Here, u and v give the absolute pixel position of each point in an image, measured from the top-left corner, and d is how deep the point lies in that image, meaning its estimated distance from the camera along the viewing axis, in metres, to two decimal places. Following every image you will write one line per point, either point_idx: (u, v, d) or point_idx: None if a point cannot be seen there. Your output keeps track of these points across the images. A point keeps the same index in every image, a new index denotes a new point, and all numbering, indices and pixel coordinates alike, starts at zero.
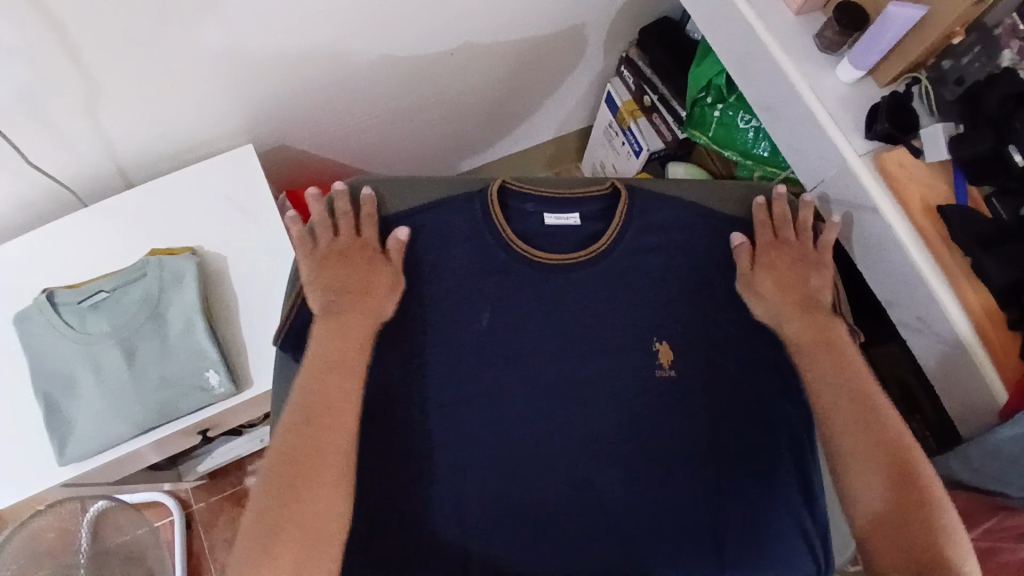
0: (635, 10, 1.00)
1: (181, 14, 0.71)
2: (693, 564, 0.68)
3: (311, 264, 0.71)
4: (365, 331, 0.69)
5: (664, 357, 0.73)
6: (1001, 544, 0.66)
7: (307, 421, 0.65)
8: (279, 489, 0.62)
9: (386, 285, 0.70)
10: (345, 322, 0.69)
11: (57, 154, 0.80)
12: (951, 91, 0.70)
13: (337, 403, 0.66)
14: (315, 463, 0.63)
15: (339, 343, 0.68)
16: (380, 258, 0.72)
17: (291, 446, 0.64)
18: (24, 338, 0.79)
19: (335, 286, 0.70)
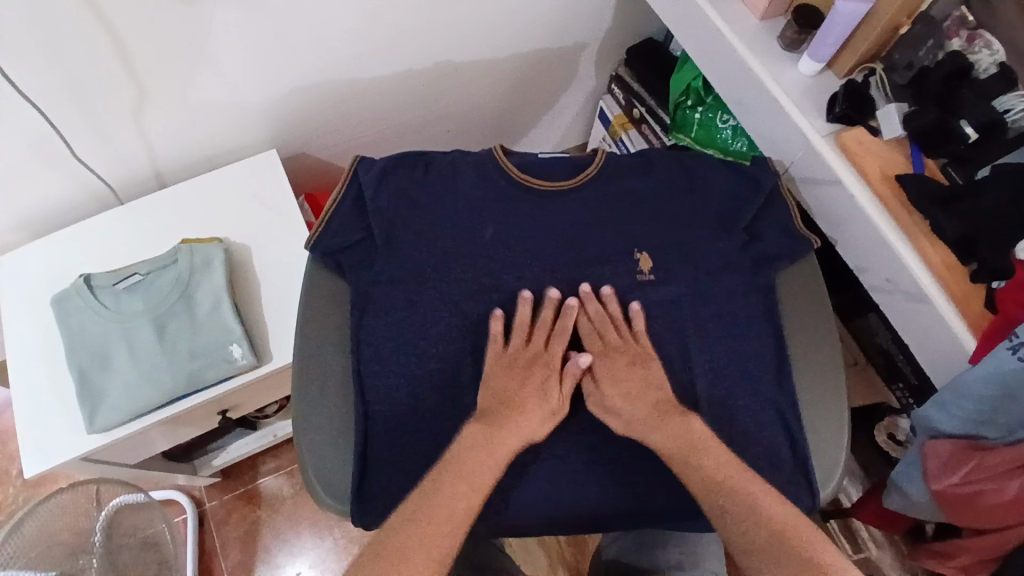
0: (622, 30, 1.14)
1: (224, 31, 0.81)
2: (673, 502, 0.75)
3: (494, 368, 0.75)
4: (507, 451, 0.69)
5: (644, 264, 0.81)
6: (985, 487, 0.71)
7: (453, 475, 0.65)
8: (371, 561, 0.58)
9: (536, 405, 0.74)
10: (491, 438, 0.69)
11: (103, 153, 0.89)
12: (903, 75, 0.80)
13: (484, 471, 0.66)
14: (434, 515, 0.62)
15: (480, 453, 0.67)
16: (558, 386, 0.75)
17: (411, 508, 0.62)
18: (62, 316, 0.85)
19: (498, 394, 0.74)
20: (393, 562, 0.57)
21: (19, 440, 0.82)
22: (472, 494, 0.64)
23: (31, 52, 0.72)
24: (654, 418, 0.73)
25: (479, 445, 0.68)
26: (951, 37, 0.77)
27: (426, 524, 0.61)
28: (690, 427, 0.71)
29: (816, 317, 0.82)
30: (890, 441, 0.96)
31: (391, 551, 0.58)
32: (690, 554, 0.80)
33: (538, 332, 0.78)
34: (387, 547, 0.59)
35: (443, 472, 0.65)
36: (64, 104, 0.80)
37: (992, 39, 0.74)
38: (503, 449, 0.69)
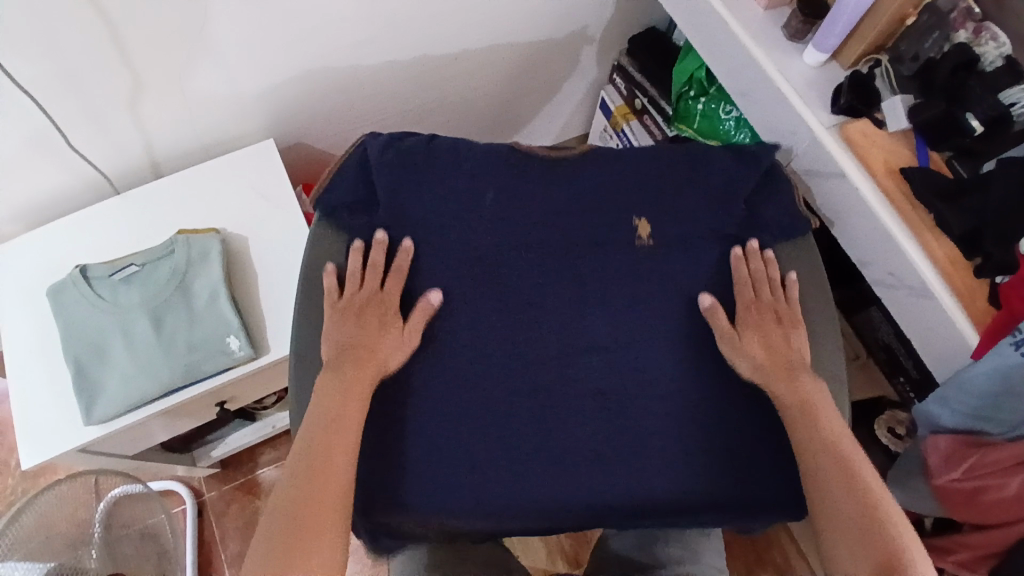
0: (625, 19, 1.13)
1: (220, 19, 0.79)
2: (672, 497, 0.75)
3: (336, 316, 0.75)
4: (364, 393, 0.71)
5: (642, 231, 0.78)
6: (987, 482, 0.71)
7: (325, 447, 0.67)
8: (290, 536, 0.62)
9: (393, 343, 0.73)
10: (348, 388, 0.70)
11: (99, 143, 0.88)
12: (909, 67, 0.78)
13: (342, 460, 0.66)
14: (318, 496, 0.64)
15: (337, 421, 0.68)
16: (405, 321, 0.75)
17: (297, 485, 0.65)
18: (58, 308, 0.84)
19: (347, 344, 0.73)
20: (286, 541, 0.62)
21: (16, 431, 0.82)
22: (339, 464, 0.66)
23: (26, 40, 0.71)
24: (777, 366, 0.74)
25: (342, 425, 0.68)
26: (957, 28, 0.75)
27: (297, 515, 0.63)
28: (801, 379, 0.73)
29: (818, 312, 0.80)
30: (889, 436, 0.93)
31: (290, 537, 0.62)
32: (690, 548, 0.80)
33: (391, 279, 0.75)
34: (286, 534, 0.62)
35: (323, 464, 0.66)
36: (57, 94, 0.78)
37: (999, 32, 0.74)
38: (356, 393, 0.70)
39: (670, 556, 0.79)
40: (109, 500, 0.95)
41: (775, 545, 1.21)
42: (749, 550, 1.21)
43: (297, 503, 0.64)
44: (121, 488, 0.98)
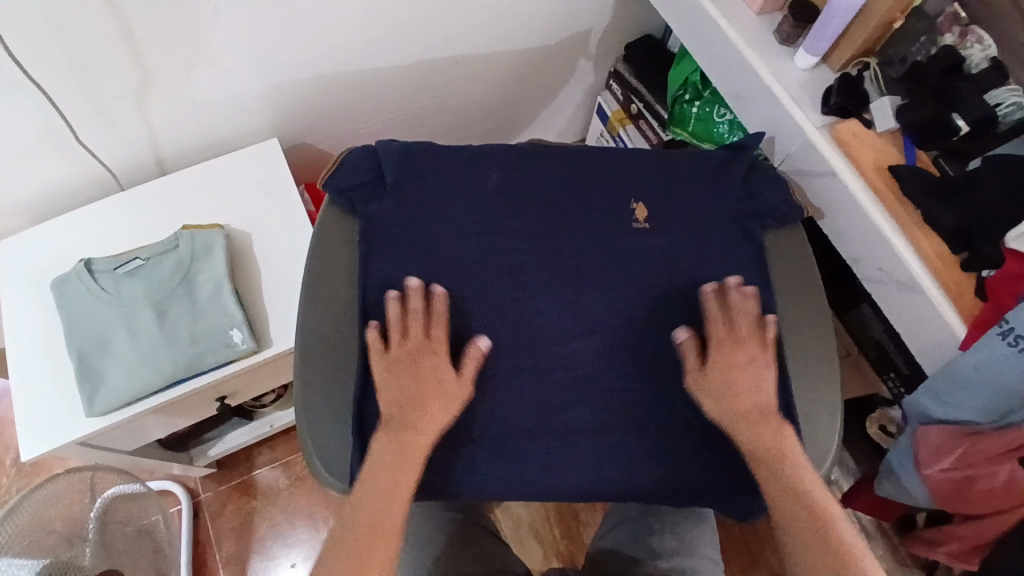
0: (622, 26, 1.16)
1: (228, 17, 0.81)
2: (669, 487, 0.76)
3: (378, 371, 0.72)
4: (418, 459, 0.69)
5: (639, 213, 0.81)
6: (977, 472, 0.73)
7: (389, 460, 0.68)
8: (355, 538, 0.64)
9: (445, 400, 0.71)
10: (404, 449, 0.69)
11: (105, 138, 0.90)
12: (897, 70, 0.82)
13: (406, 464, 0.68)
14: (390, 491, 0.67)
15: (408, 448, 0.69)
16: (459, 372, 0.72)
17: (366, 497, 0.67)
18: (61, 300, 0.85)
19: (396, 399, 0.71)
20: (360, 556, 0.63)
21: (16, 422, 0.82)
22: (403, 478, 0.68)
23: (36, 34, 0.72)
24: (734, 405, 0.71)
25: (405, 457, 0.68)
26: (944, 33, 0.80)
27: (371, 525, 0.65)
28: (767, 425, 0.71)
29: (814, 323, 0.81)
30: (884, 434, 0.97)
31: (357, 550, 0.64)
32: (686, 538, 0.81)
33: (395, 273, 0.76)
34: (355, 541, 0.64)
35: (390, 495, 0.67)
36: (65, 89, 0.80)
37: (984, 35, 0.78)
38: (412, 455, 0.69)
39: (666, 546, 0.80)
40: (104, 500, 0.94)
41: (770, 545, 1.22)
42: (745, 552, 1.22)
43: (366, 513, 0.66)
44: (114, 488, 0.96)
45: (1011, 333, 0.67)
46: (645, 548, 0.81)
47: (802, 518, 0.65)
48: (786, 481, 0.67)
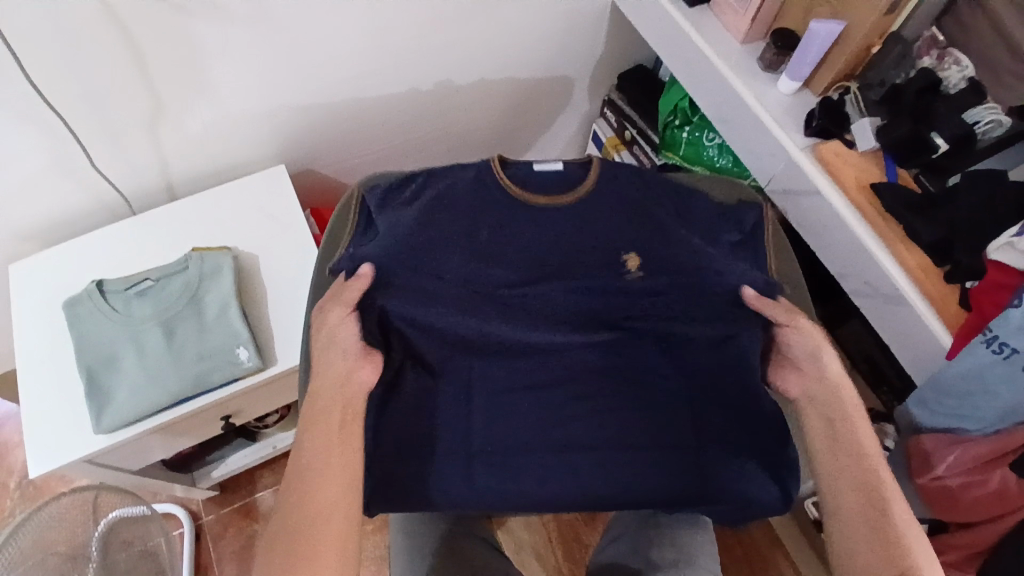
0: (614, 57, 1.22)
1: (237, 48, 0.86)
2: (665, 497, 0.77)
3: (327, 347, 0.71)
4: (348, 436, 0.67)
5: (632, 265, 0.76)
6: (969, 480, 0.75)
7: (317, 439, 0.65)
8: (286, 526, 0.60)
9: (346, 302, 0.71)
10: (327, 429, 0.66)
11: (119, 164, 0.93)
12: (877, 92, 0.85)
13: (337, 446, 0.65)
14: (318, 475, 0.63)
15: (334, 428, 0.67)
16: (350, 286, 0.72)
17: (295, 484, 0.63)
18: (72, 320, 0.88)
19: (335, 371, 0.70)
20: (294, 545, 0.59)
21: (25, 439, 0.84)
22: (332, 458, 0.64)
23: (55, 62, 0.76)
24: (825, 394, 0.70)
25: (327, 439, 0.65)
26: (922, 56, 0.83)
27: (300, 510, 0.61)
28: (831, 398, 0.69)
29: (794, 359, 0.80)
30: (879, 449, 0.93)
31: (292, 539, 0.60)
32: (685, 550, 0.82)
33: None
34: (290, 529, 0.60)
35: (310, 477, 0.63)
36: (82, 115, 0.84)
37: (961, 56, 0.80)
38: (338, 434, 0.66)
39: (665, 557, 0.81)
40: (104, 524, 0.95)
41: (772, 566, 1.22)
42: (747, 573, 1.22)
43: (296, 506, 0.61)
44: (112, 512, 0.97)
45: (996, 340, 0.68)
46: (644, 559, 0.81)
47: (868, 526, 0.61)
48: (839, 462, 0.65)
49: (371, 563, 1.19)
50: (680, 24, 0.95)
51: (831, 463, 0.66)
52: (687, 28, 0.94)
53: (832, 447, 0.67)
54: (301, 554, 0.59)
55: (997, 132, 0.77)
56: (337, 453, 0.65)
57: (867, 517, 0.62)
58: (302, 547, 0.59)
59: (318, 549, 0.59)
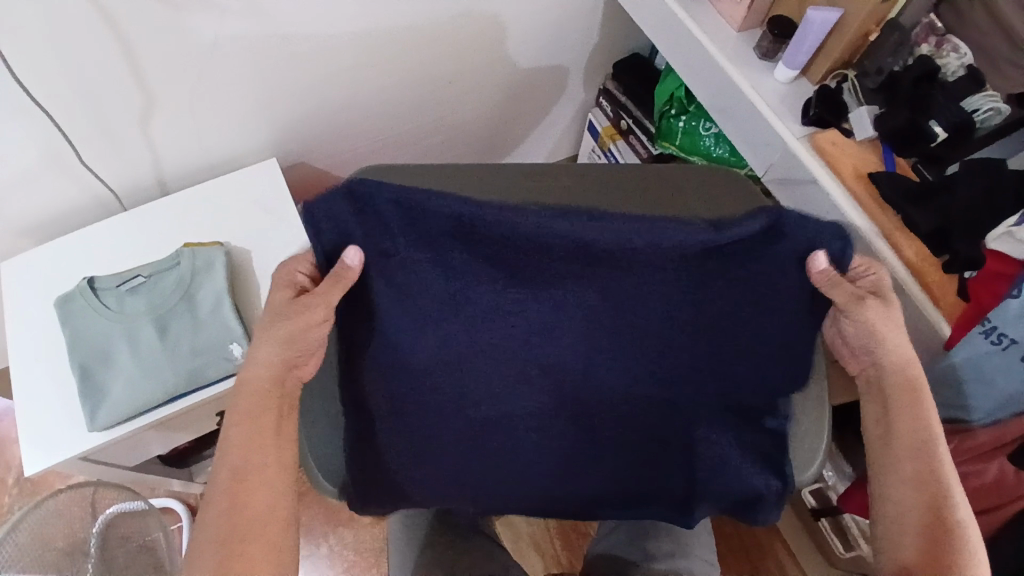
0: (610, 45, 1.21)
1: (226, 39, 0.84)
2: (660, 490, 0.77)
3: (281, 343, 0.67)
4: (277, 430, 0.65)
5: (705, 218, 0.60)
6: (965, 469, 0.74)
7: (256, 435, 0.64)
8: (227, 526, 0.60)
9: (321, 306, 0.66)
10: (259, 422, 0.65)
11: (109, 157, 0.92)
12: (874, 80, 0.83)
13: (277, 450, 0.64)
14: (255, 472, 0.62)
15: (259, 429, 0.64)
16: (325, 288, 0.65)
17: (238, 479, 0.62)
18: (64, 317, 0.87)
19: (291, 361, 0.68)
20: (226, 550, 0.59)
21: (20, 436, 0.83)
22: (277, 456, 0.64)
23: (39, 54, 0.75)
24: (897, 384, 0.67)
25: (265, 436, 0.64)
26: (920, 43, 0.82)
27: (234, 514, 0.60)
28: (889, 388, 0.67)
29: None
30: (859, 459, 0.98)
31: (230, 540, 0.59)
32: (681, 541, 0.82)
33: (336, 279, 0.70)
34: (233, 528, 0.60)
35: (247, 479, 0.62)
36: (67, 107, 0.82)
37: (960, 44, 0.80)
38: (270, 431, 0.65)
39: (661, 548, 0.81)
40: (102, 521, 0.94)
41: (770, 555, 1.23)
42: (746, 563, 1.22)
43: (233, 513, 0.60)
44: (108, 509, 0.96)
45: (994, 331, 0.69)
46: (640, 551, 0.81)
47: (918, 498, 0.62)
48: (904, 435, 0.65)
49: (370, 555, 1.19)
50: (676, 12, 0.94)
51: (903, 433, 0.65)
52: (683, 16, 0.93)
53: (894, 436, 0.65)
54: (245, 553, 0.59)
55: (995, 121, 0.77)
56: (277, 455, 0.64)
57: (920, 488, 0.62)
58: (245, 545, 0.59)
59: (251, 556, 0.59)
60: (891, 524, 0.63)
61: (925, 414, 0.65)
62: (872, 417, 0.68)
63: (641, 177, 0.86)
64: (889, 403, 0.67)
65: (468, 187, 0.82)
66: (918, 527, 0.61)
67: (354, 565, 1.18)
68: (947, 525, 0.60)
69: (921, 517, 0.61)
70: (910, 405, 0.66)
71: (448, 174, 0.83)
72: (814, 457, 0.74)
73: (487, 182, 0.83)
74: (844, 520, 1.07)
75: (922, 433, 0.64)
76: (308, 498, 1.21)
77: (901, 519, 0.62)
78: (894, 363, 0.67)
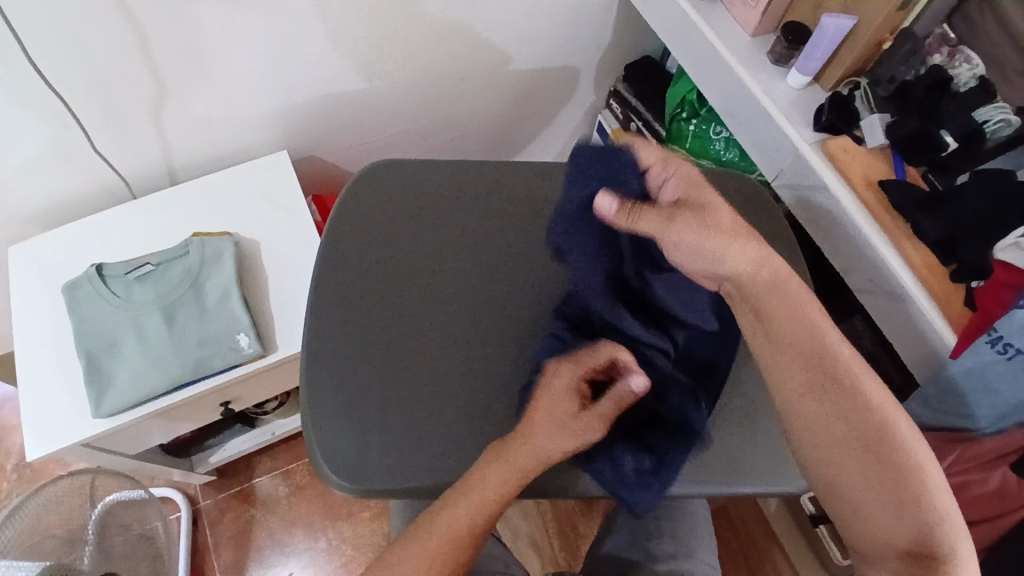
0: (621, 48, 1.22)
1: (240, 29, 0.84)
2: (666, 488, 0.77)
3: None
4: (513, 485, 0.65)
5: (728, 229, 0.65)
6: (969, 477, 0.75)
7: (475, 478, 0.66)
8: (406, 554, 0.63)
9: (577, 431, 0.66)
10: (505, 465, 0.66)
11: (119, 145, 0.92)
12: (886, 88, 0.83)
13: (476, 495, 0.65)
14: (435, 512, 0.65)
15: (493, 477, 0.65)
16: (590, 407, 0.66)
17: (437, 509, 0.65)
18: (72, 303, 0.87)
19: None
20: None
21: (23, 420, 0.83)
22: (469, 504, 0.65)
23: (52, 38, 0.75)
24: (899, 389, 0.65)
25: (485, 482, 0.65)
26: (932, 54, 0.82)
27: (429, 545, 0.63)
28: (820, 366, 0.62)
29: None
30: None
31: (407, 564, 0.63)
32: (685, 543, 0.82)
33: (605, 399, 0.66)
34: (414, 555, 0.63)
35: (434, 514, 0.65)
36: (78, 93, 0.82)
37: (972, 55, 0.80)
38: (502, 478, 0.65)
39: (664, 549, 0.81)
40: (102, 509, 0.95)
41: (769, 561, 1.23)
42: (744, 568, 1.22)
43: (416, 540, 0.64)
44: (107, 498, 0.96)
45: (1000, 341, 0.69)
46: (643, 552, 0.82)
47: (881, 499, 0.58)
48: (839, 429, 0.60)
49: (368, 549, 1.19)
50: (690, 15, 0.94)
51: (842, 426, 0.60)
52: (697, 19, 0.93)
53: (824, 432, 0.61)
54: None
55: (1005, 132, 0.77)
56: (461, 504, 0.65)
57: (885, 489, 0.58)
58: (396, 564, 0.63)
59: None
60: (864, 529, 0.60)
61: (868, 400, 0.60)
62: (787, 413, 0.63)
63: None
64: (803, 399, 0.62)
65: (479, 188, 0.83)
66: (898, 535, 0.57)
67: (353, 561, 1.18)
68: (928, 528, 0.57)
69: (899, 520, 0.58)
70: (839, 391, 0.61)
71: (451, 174, 0.84)
72: None
73: (500, 180, 0.84)
74: None
75: (868, 427, 0.60)
76: (309, 493, 1.21)
77: (873, 522, 0.59)
78: (795, 328, 0.62)
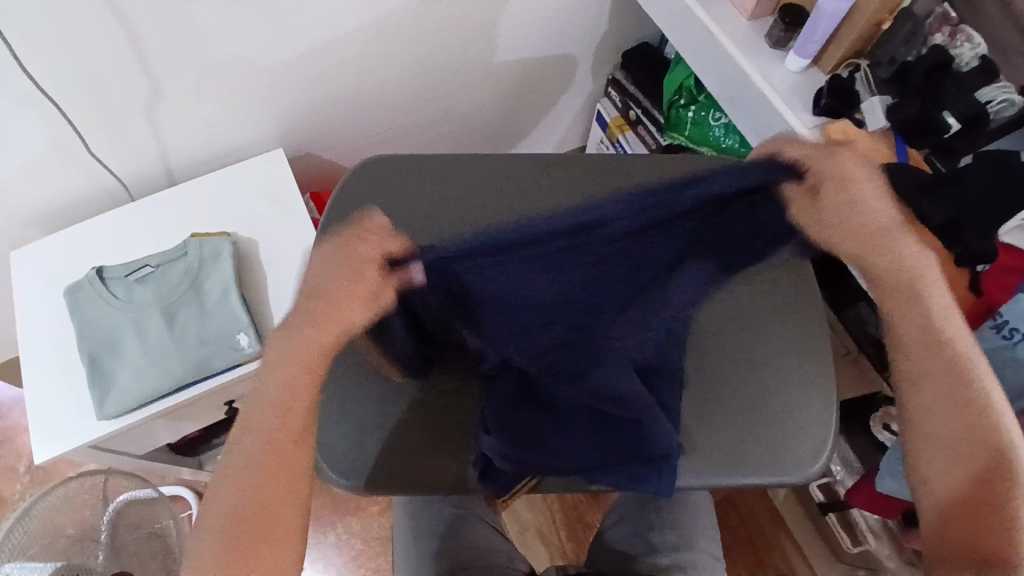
0: (618, 35, 1.20)
1: (233, 28, 0.84)
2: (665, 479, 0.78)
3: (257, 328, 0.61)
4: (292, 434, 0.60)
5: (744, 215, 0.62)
6: None
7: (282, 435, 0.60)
8: (241, 534, 0.57)
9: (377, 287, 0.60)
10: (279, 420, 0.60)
11: (116, 147, 0.92)
12: (886, 71, 0.82)
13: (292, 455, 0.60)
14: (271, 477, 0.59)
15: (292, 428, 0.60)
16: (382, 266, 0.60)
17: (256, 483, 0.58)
18: (74, 306, 0.88)
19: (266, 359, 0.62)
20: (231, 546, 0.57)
21: (30, 422, 0.84)
22: (283, 463, 0.59)
23: (45, 43, 0.75)
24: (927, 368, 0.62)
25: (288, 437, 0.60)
26: (935, 33, 0.80)
27: (254, 517, 0.57)
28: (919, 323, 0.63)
29: (795, 341, 0.78)
30: (885, 433, 0.95)
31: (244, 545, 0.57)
32: (687, 533, 0.82)
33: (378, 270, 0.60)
34: (245, 534, 0.57)
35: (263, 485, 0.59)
36: (73, 96, 0.82)
37: (973, 34, 0.77)
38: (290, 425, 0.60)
39: (666, 540, 0.81)
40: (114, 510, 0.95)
41: (777, 549, 1.22)
42: (752, 556, 1.21)
43: (250, 514, 0.58)
44: (121, 495, 0.97)
45: (1006, 326, 0.70)
46: (645, 543, 0.82)
47: (957, 450, 0.61)
48: (935, 382, 0.62)
49: (376, 543, 1.20)
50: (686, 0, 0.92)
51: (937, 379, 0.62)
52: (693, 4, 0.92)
53: (921, 392, 0.63)
54: None
55: (1008, 113, 0.74)
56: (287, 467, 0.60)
57: (967, 438, 0.60)
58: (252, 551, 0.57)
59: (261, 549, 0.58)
60: (931, 476, 0.62)
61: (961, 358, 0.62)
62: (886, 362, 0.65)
63: (650, 167, 0.84)
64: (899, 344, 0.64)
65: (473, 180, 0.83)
66: (964, 482, 0.60)
67: (361, 554, 1.19)
68: (998, 477, 0.59)
69: (967, 469, 0.60)
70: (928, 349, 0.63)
71: (446, 165, 0.83)
72: (819, 452, 0.73)
73: (494, 174, 0.83)
74: (851, 516, 1.09)
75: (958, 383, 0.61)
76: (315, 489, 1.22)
77: (943, 470, 0.61)
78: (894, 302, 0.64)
